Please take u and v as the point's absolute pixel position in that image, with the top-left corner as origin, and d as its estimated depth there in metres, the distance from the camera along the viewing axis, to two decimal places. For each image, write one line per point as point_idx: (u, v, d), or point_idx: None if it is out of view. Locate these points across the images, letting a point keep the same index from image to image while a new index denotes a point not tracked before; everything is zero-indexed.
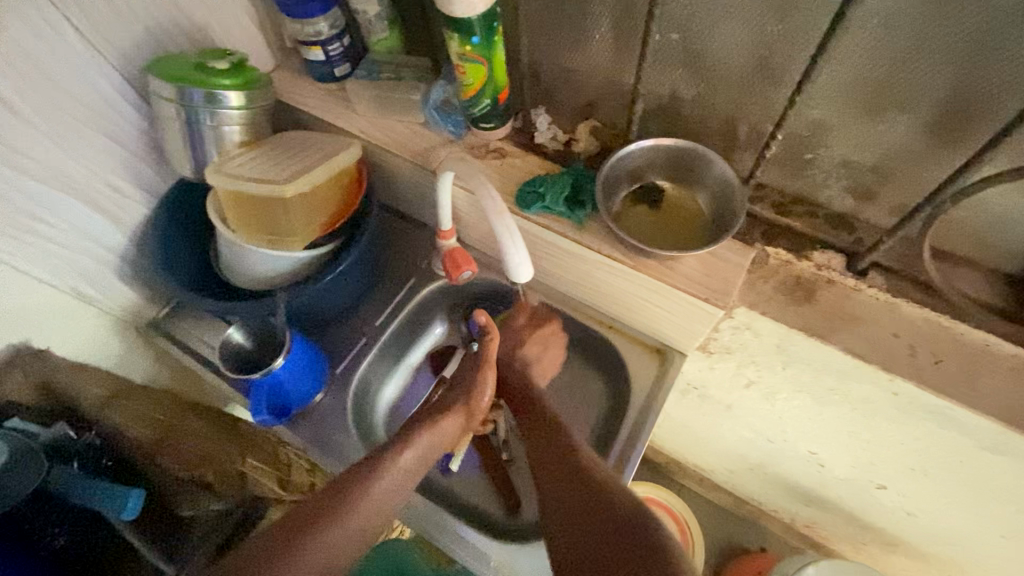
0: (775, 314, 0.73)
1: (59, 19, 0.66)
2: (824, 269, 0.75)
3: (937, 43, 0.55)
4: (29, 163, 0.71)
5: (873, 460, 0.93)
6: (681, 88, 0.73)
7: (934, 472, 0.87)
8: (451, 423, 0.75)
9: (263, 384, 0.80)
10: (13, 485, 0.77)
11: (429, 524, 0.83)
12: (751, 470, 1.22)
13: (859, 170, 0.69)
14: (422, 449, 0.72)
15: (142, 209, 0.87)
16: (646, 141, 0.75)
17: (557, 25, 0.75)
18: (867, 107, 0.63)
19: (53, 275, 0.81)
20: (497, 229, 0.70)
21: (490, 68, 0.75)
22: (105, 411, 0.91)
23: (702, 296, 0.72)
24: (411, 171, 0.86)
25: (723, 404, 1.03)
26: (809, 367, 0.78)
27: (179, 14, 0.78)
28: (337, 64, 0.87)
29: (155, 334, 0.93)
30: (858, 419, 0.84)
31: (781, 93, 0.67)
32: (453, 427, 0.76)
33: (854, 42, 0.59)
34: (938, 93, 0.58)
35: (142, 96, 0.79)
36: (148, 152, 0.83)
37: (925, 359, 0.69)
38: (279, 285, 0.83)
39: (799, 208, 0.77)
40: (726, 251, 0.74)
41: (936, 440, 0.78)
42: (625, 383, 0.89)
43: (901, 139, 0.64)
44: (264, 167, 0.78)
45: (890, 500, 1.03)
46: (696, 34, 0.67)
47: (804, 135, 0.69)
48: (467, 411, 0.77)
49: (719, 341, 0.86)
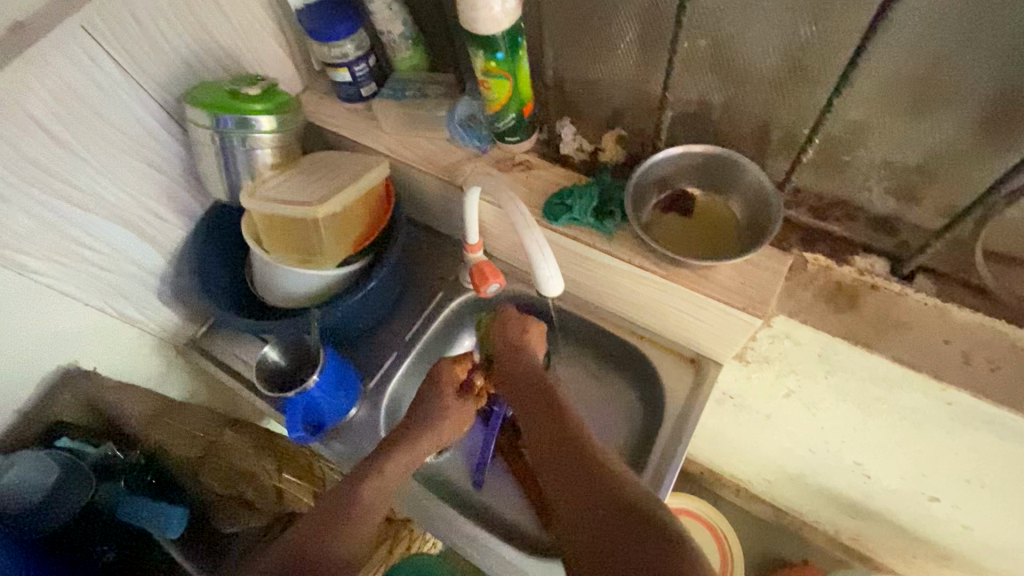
0: (816, 322, 0.71)
1: (102, 55, 0.69)
2: (866, 274, 0.72)
3: (981, 40, 0.53)
4: (74, 193, 0.74)
5: (925, 471, 0.89)
6: (710, 94, 0.72)
7: (993, 484, 0.82)
8: (400, 454, 0.76)
9: (299, 401, 0.80)
10: (63, 503, 0.81)
11: (459, 537, 0.84)
12: (792, 481, 1.18)
13: (900, 171, 0.67)
14: (386, 482, 0.74)
15: (181, 232, 0.89)
16: (675, 148, 0.74)
17: (580, 36, 0.75)
18: (907, 107, 0.61)
19: (99, 298, 0.84)
20: (527, 243, 0.70)
21: (514, 81, 0.74)
22: (150, 428, 0.93)
23: (737, 304, 0.70)
24: (438, 186, 0.87)
25: (760, 413, 1.00)
26: (853, 376, 0.75)
27: (212, 42, 0.81)
28: (363, 84, 0.89)
29: (193, 353, 0.96)
30: (908, 429, 0.80)
31: (817, 96, 0.65)
32: (406, 460, 0.76)
33: (892, 40, 0.57)
34: (984, 90, 0.56)
35: (179, 124, 0.82)
36: (185, 177, 0.86)
37: (980, 367, 0.66)
38: (313, 303, 0.85)
39: (836, 211, 0.75)
40: (762, 258, 0.72)
41: (993, 450, 0.74)
42: (659, 394, 0.87)
43: (945, 138, 0.61)
44: (296, 189, 0.79)
45: (943, 513, 0.98)
46: (724, 39, 0.65)
47: (841, 138, 0.67)
48: (414, 445, 0.77)
49: (757, 350, 0.84)
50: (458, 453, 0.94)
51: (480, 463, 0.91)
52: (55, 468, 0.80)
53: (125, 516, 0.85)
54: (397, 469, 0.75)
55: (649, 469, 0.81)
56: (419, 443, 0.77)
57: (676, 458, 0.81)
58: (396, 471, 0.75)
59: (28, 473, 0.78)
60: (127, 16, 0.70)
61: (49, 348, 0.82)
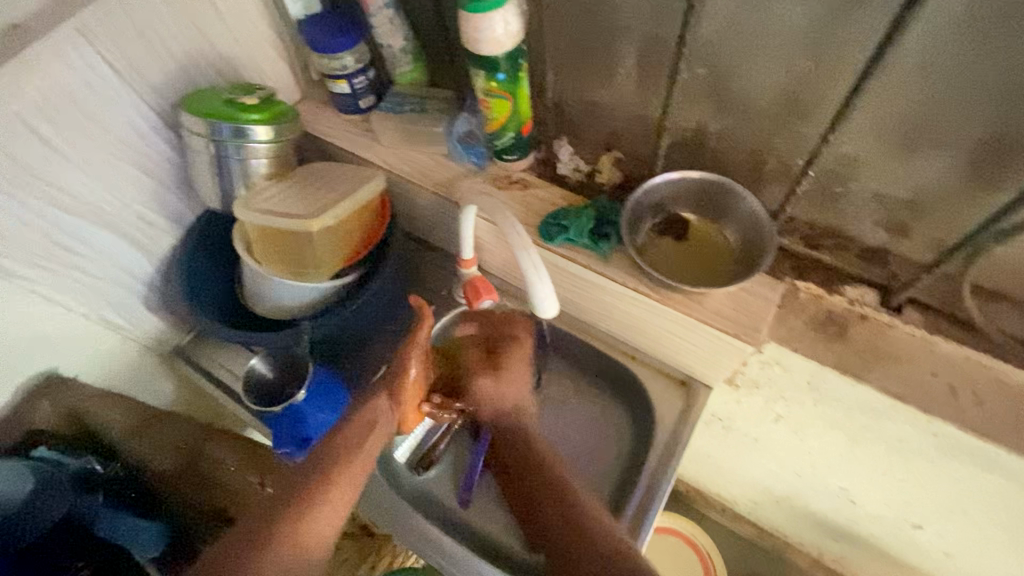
0: (806, 350, 0.71)
1: (98, 60, 0.68)
2: (856, 305, 0.73)
3: (972, 85, 0.54)
4: (62, 197, 0.72)
5: (910, 499, 0.89)
6: (707, 121, 0.72)
7: (976, 514, 0.83)
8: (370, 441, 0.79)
9: (285, 415, 0.80)
10: (37, 516, 0.78)
11: (431, 545, 0.84)
12: (777, 503, 1.18)
13: (891, 205, 0.68)
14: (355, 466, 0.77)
15: (171, 238, 0.88)
16: (672, 174, 0.75)
17: (581, 59, 0.76)
18: (899, 145, 0.62)
19: (82, 303, 0.82)
20: (522, 262, 0.69)
21: (515, 102, 0.75)
22: (132, 439, 0.91)
23: (730, 331, 0.70)
24: (434, 202, 0.87)
25: (748, 436, 1.01)
26: (842, 404, 0.76)
27: (211, 50, 0.80)
28: (362, 96, 0.88)
29: (179, 361, 0.95)
30: (894, 457, 0.81)
31: (813, 129, 0.66)
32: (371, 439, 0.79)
33: (887, 80, 0.58)
34: (975, 132, 0.57)
35: (174, 130, 0.81)
36: (178, 184, 0.85)
37: (967, 400, 0.66)
38: (303, 316, 0.84)
39: (828, 241, 0.75)
40: (756, 286, 0.72)
41: (977, 482, 0.75)
42: (650, 416, 0.87)
43: (935, 177, 0.62)
44: (291, 202, 0.79)
45: (927, 541, 0.99)
46: (722, 70, 0.66)
47: (835, 170, 0.68)
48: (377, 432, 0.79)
49: (747, 374, 0.84)
50: (446, 469, 0.92)
51: (469, 481, 0.89)
52: (31, 476, 0.78)
53: (102, 530, 0.84)
54: (341, 486, 0.76)
55: (637, 492, 0.82)
56: (339, 491, 0.76)
57: (664, 485, 0.81)
58: (321, 522, 0.74)
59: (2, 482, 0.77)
60: (126, 23, 0.69)
61: (29, 354, 0.80)
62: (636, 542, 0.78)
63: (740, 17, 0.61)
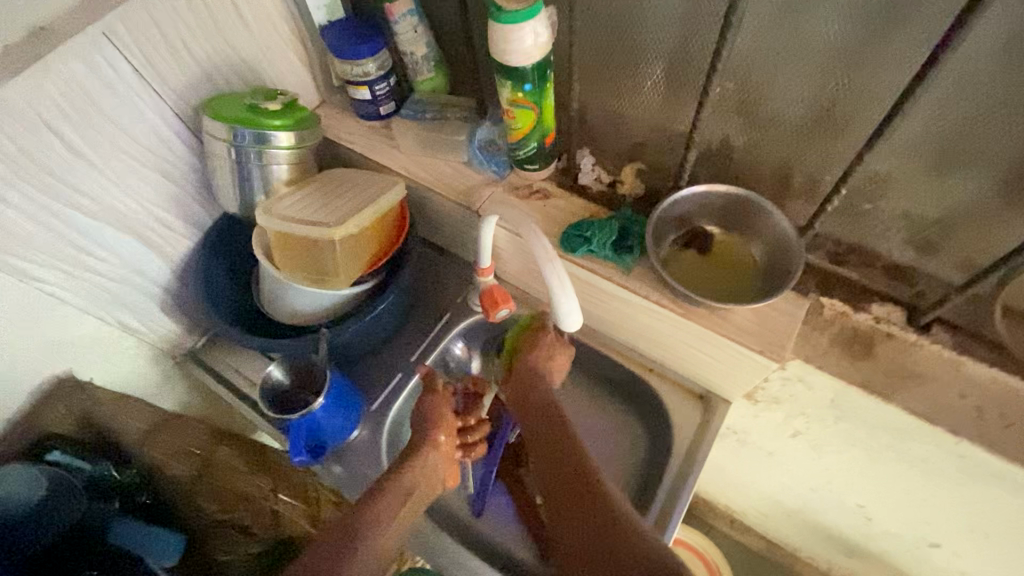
0: (831, 368, 0.71)
1: (122, 63, 0.68)
2: (883, 322, 0.71)
3: (1012, 106, 0.54)
4: (82, 200, 0.72)
5: (929, 518, 0.88)
6: (734, 135, 0.72)
7: (997, 536, 0.82)
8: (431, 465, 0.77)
9: (302, 424, 0.79)
10: (50, 520, 0.78)
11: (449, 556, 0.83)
12: (789, 517, 1.17)
13: (921, 223, 0.67)
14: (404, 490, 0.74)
15: (189, 242, 0.88)
16: (698, 186, 0.74)
17: (608, 70, 0.75)
18: (933, 164, 0.62)
19: (98, 307, 0.82)
20: (548, 276, 0.69)
21: (539, 112, 0.74)
22: (144, 445, 0.91)
23: (755, 348, 0.70)
24: (453, 210, 0.86)
25: (764, 450, 1.00)
26: (865, 422, 0.75)
27: (234, 56, 0.80)
28: (383, 103, 0.88)
29: (192, 365, 0.94)
30: (915, 477, 0.80)
31: (844, 145, 0.66)
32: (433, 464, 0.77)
33: (924, 100, 0.57)
34: (1014, 152, 0.56)
35: (195, 135, 0.80)
36: (197, 188, 0.85)
37: (994, 422, 0.66)
38: (322, 322, 0.84)
39: (854, 257, 0.75)
40: (781, 302, 0.72)
41: (1000, 504, 0.75)
42: (667, 430, 0.86)
43: (969, 197, 0.62)
44: (312, 208, 0.78)
45: (943, 560, 0.98)
46: (752, 85, 0.66)
47: (864, 187, 0.68)
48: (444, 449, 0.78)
49: (767, 390, 0.84)
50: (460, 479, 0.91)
51: (482, 491, 0.88)
52: (44, 482, 0.77)
53: (116, 539, 0.83)
54: (389, 514, 0.71)
55: (655, 502, 0.81)
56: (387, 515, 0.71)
57: (681, 497, 0.80)
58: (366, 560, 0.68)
59: (15, 488, 0.76)
60: (151, 27, 0.69)
61: (45, 358, 0.80)
62: (664, 537, 0.77)
63: (773, 32, 0.60)
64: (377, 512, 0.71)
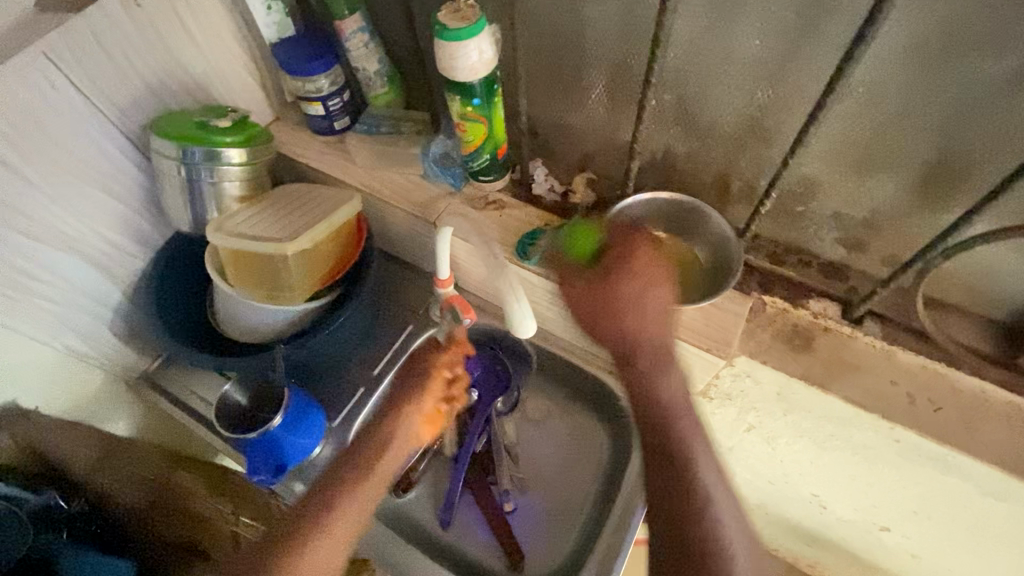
0: (774, 363, 0.74)
1: (63, 82, 0.67)
2: (820, 317, 0.75)
3: (919, 112, 0.58)
4: (23, 222, 0.70)
5: (876, 503, 0.93)
6: (675, 144, 0.76)
7: (937, 515, 0.87)
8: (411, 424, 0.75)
9: (260, 443, 0.78)
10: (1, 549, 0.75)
11: None
12: (752, 511, 1.21)
13: (849, 223, 0.72)
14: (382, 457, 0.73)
15: (139, 262, 0.86)
16: (643, 194, 0.77)
17: (555, 84, 0.78)
18: (855, 167, 0.66)
19: (42, 332, 0.79)
20: (499, 284, 0.71)
21: (490, 125, 0.76)
22: (93, 472, 0.88)
23: (702, 345, 0.75)
24: (410, 222, 0.87)
25: (722, 446, 1.03)
26: (809, 413, 0.79)
27: (182, 74, 0.79)
28: (337, 118, 0.89)
29: (145, 388, 0.92)
30: (859, 463, 0.84)
31: (774, 152, 0.70)
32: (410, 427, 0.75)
33: (842, 108, 0.62)
34: (923, 155, 0.61)
35: (143, 153, 0.79)
36: (145, 207, 0.83)
37: (924, 407, 0.70)
38: (278, 338, 0.83)
39: (791, 257, 0.79)
40: (725, 301, 0.75)
41: (936, 485, 0.79)
42: (627, 430, 0.88)
43: (889, 196, 0.67)
44: (266, 224, 0.78)
45: (894, 542, 1.03)
46: (688, 96, 0.69)
47: (796, 191, 0.72)
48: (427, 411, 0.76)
49: (720, 387, 0.87)
50: (427, 491, 0.91)
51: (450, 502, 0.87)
52: None
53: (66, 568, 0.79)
54: (362, 491, 0.70)
55: None
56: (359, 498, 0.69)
57: None
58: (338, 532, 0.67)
59: None
60: (95, 47, 0.68)
61: None
62: None
63: (702, 48, 0.64)
64: (347, 495, 0.69)
